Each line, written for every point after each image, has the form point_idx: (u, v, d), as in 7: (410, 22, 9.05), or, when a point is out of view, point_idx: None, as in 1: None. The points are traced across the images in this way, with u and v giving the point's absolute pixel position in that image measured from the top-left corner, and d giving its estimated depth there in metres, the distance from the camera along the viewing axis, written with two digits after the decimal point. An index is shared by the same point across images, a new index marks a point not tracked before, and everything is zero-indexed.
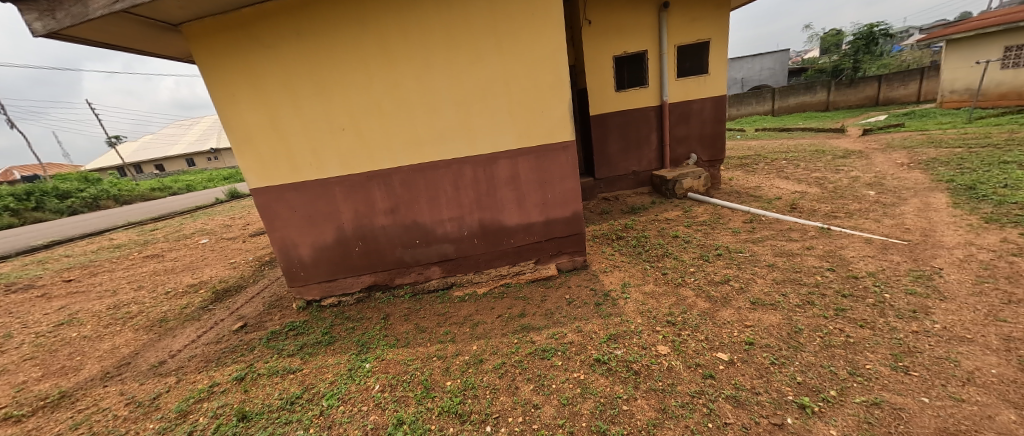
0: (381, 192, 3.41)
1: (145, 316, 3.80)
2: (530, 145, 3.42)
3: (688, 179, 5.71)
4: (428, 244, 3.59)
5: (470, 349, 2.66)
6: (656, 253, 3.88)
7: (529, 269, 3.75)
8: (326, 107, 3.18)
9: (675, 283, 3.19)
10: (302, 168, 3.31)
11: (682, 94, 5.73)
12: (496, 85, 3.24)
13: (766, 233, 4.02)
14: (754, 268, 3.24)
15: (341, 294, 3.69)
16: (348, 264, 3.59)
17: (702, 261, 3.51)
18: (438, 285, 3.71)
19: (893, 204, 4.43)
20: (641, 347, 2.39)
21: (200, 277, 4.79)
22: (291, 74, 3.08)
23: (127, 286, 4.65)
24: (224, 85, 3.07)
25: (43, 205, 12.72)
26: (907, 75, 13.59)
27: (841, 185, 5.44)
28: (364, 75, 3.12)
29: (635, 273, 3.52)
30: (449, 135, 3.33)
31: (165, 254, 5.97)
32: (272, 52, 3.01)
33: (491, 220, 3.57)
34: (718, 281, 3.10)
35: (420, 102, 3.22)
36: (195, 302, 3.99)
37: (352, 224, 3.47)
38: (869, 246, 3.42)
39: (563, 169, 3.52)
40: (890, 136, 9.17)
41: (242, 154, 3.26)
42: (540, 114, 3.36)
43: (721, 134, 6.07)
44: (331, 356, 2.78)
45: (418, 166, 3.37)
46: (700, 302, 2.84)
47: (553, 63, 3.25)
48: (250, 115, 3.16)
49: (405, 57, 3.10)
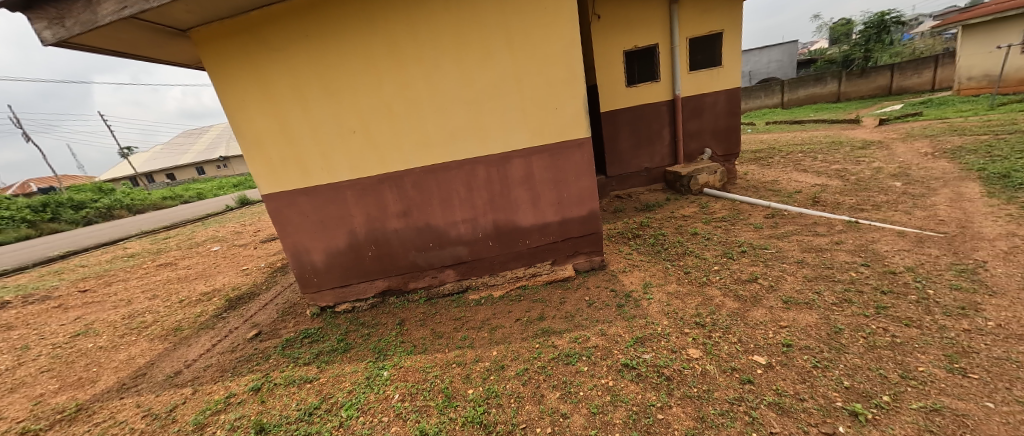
0: (393, 195, 3.34)
1: (159, 325, 3.77)
2: (542, 143, 3.33)
3: (704, 174, 5.58)
4: (441, 247, 3.52)
5: (490, 355, 2.57)
6: (676, 252, 3.76)
7: (546, 270, 3.64)
8: (334, 110, 3.13)
9: (700, 282, 3.06)
10: (313, 172, 3.26)
11: (694, 88, 5.61)
12: (507, 83, 3.16)
13: (790, 228, 3.89)
14: (783, 265, 3.09)
15: (355, 300, 3.60)
16: (361, 269, 3.52)
17: (727, 259, 3.37)
18: (451, 289, 3.62)
19: (923, 195, 4.25)
20: (670, 351, 2.27)
21: (213, 286, 4.77)
22: (300, 78, 3.04)
23: (142, 295, 4.64)
24: (232, 91, 3.03)
25: (59, 216, 12.94)
26: (920, 63, 13.38)
27: (864, 177, 5.27)
28: (373, 77, 3.06)
29: (656, 272, 3.40)
30: (460, 136, 3.25)
31: (178, 262, 5.99)
32: (282, 56, 2.97)
33: (505, 221, 3.48)
34: (745, 280, 2.96)
35: (429, 102, 3.15)
36: (209, 310, 3.97)
37: (364, 228, 3.41)
38: (903, 240, 3.28)
39: (578, 167, 3.42)
40: (908, 125, 8.98)
41: (252, 160, 3.22)
42: (553, 111, 3.27)
43: (735, 127, 5.91)
44: (347, 364, 2.70)
45: (429, 167, 3.30)
46: (729, 302, 2.71)
47: (565, 57, 3.15)
48: (260, 120, 3.11)
49: (413, 56, 3.03)
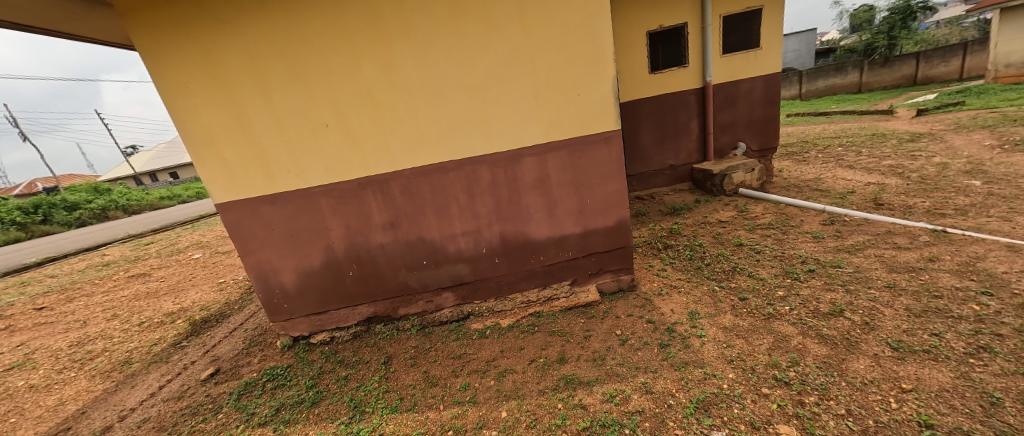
0: (378, 203, 2.72)
1: (107, 356, 3.21)
2: (561, 139, 2.68)
3: (739, 172, 4.89)
4: (437, 266, 2.89)
5: (497, 419, 1.95)
6: (721, 269, 3.09)
7: (564, 293, 3.00)
8: (302, 98, 2.50)
9: (764, 314, 2.38)
10: (278, 175, 2.63)
11: (727, 74, 4.90)
12: (518, 63, 2.51)
13: (860, 238, 3.21)
14: (871, 292, 2.41)
15: (334, 329, 3.00)
16: (341, 292, 2.91)
17: (792, 281, 2.69)
18: (450, 316, 3.00)
19: (1016, 197, 3.53)
20: (750, 428, 1.62)
21: (181, 303, 4.19)
22: (258, 58, 2.41)
23: (100, 315, 4.09)
24: (171, 74, 2.39)
25: (51, 218, 12.56)
26: (948, 51, 12.48)
27: (929, 174, 4.55)
28: (349, 56, 2.42)
29: (702, 297, 2.74)
30: (459, 130, 2.61)
31: (152, 273, 5.45)
32: (235, 30, 2.34)
33: (515, 234, 2.85)
34: (827, 313, 2.28)
35: (420, 88, 2.52)
36: (167, 337, 3.40)
37: (343, 243, 2.80)
38: (1019, 256, 2.59)
39: (605, 167, 2.77)
40: (953, 116, 8.19)
41: (201, 161, 2.59)
42: (576, 98, 2.61)
43: (773, 118, 5.19)
44: (314, 426, 2.10)
45: (422, 169, 2.67)
46: (813, 345, 2.05)
47: (591, 28, 2.49)
48: (210, 111, 2.48)
49: (400, 29, 2.39)
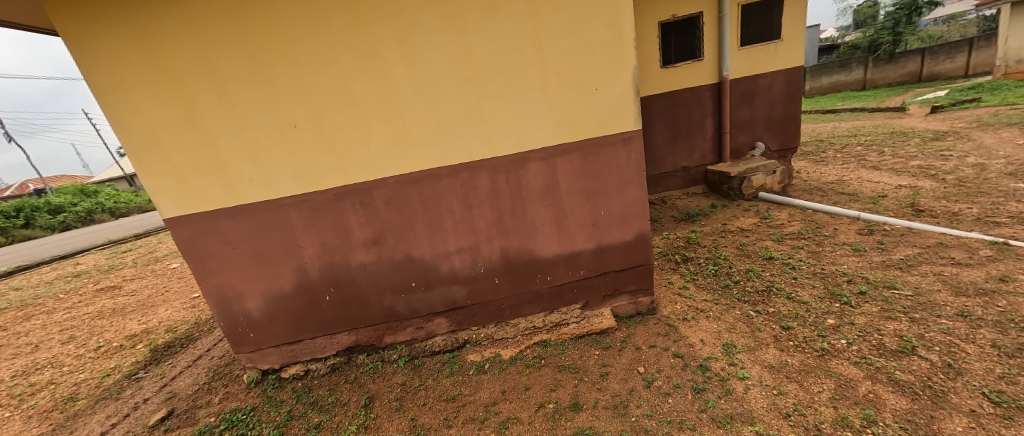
0: (359, 217, 2.32)
1: (51, 390, 2.81)
2: (573, 141, 2.29)
3: (759, 175, 4.50)
4: (428, 288, 2.50)
5: None
6: (753, 287, 2.71)
7: (574, 317, 2.61)
8: (265, 93, 2.09)
9: (817, 350, 2.00)
10: (239, 184, 2.22)
11: (746, 69, 4.51)
12: (524, 50, 2.12)
13: (907, 252, 2.83)
14: (942, 322, 2.03)
15: (310, 360, 2.60)
16: (316, 319, 2.51)
17: (842, 306, 2.30)
18: (444, 344, 2.61)
19: None
20: None
21: (147, 323, 3.79)
22: (211, 45, 1.99)
23: (56, 337, 3.68)
24: (104, 63, 1.97)
25: (32, 222, 12.11)
26: (954, 47, 12.22)
27: (967, 177, 4.17)
28: (321, 42, 2.02)
29: (736, 324, 2.36)
30: (453, 131, 2.21)
31: (123, 285, 5.04)
32: (180, 10, 1.92)
33: (518, 251, 2.46)
34: (894, 350, 1.90)
35: (406, 80, 2.12)
36: (123, 367, 2.99)
37: (319, 263, 2.40)
38: None
39: (623, 173, 2.38)
40: (971, 113, 7.83)
41: (145, 168, 2.16)
42: (590, 92, 2.22)
43: (794, 116, 4.81)
44: None
45: (410, 176, 2.27)
46: (887, 395, 1.66)
47: (609, 9, 2.09)
48: (154, 108, 2.06)
49: (381, 9, 1.98)
